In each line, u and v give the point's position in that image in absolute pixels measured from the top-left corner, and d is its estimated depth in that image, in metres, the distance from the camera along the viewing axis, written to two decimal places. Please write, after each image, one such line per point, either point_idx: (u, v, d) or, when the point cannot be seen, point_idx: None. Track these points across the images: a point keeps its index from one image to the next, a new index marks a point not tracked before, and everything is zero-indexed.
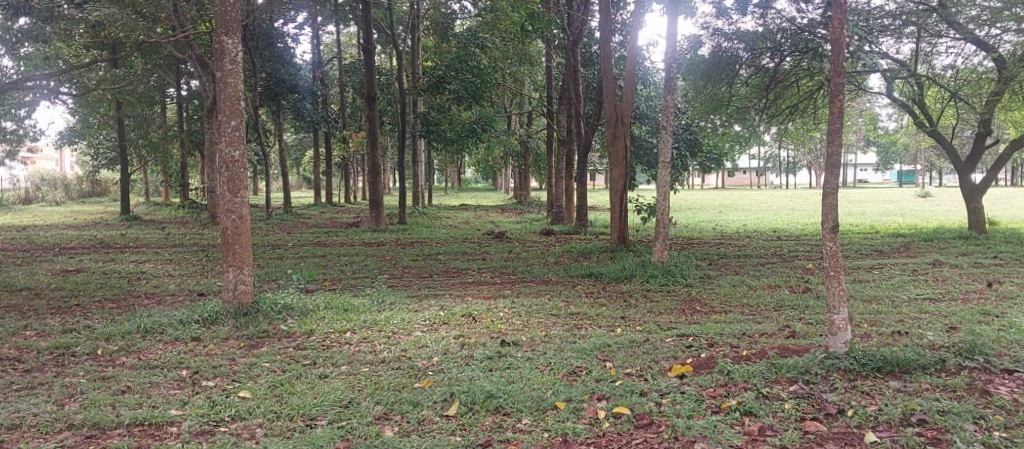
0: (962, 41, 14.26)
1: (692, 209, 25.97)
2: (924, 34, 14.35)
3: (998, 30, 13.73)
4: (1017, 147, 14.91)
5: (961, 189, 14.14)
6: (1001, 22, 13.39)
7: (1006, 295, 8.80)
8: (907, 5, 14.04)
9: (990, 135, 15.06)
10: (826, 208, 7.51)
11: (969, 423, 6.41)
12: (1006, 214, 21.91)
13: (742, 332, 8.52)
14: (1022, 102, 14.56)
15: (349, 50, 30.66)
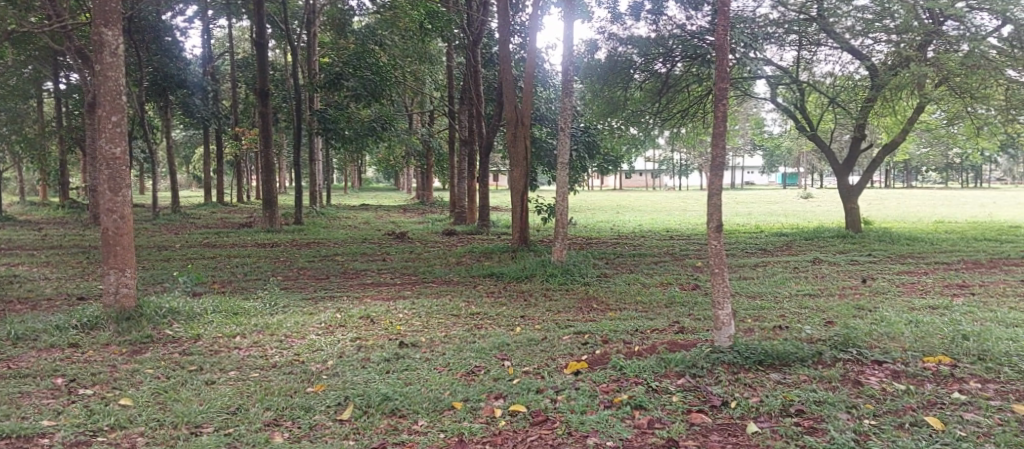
0: (840, 51, 15.00)
1: (592, 209, 26.49)
2: (804, 42, 14.95)
3: (871, 40, 14.39)
4: (889, 152, 15.88)
5: (838, 191, 14.87)
6: (874, 32, 14.11)
7: (877, 290, 9.35)
8: (790, 15, 14.73)
9: (865, 140, 16.04)
10: (711, 208, 7.81)
11: (842, 413, 6.73)
12: (879, 214, 23.35)
13: (635, 328, 8.72)
14: (893, 109, 15.48)
15: (242, 45, 29.80)
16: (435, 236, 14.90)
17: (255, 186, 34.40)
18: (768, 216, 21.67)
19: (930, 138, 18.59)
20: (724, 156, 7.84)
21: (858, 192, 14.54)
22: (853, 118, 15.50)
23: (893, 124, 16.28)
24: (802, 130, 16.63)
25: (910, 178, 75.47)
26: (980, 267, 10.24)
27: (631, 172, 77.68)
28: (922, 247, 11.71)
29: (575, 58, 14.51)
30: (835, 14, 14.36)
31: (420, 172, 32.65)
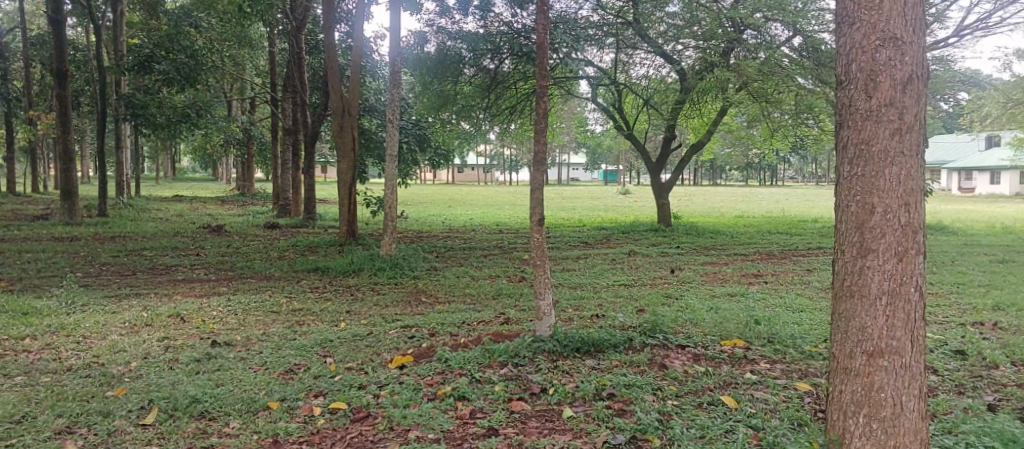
0: (656, 54, 15.96)
1: (422, 203, 26.58)
2: (622, 46, 15.81)
3: (681, 46, 15.39)
4: (696, 151, 17.23)
5: (651, 186, 15.74)
6: (683, 39, 15.07)
7: (684, 280, 10.00)
8: (608, 19, 15.43)
9: (675, 139, 17.41)
10: (533, 202, 8.00)
11: (649, 395, 7.07)
12: (687, 210, 25.15)
13: (462, 321, 8.77)
14: (698, 113, 16.89)
15: (36, 20, 27.16)
16: (256, 229, 14.34)
17: (51, 175, 31.51)
18: (588, 211, 22.67)
19: (733, 139, 20.30)
20: (545, 152, 8.03)
21: (668, 188, 15.48)
22: (665, 119, 16.70)
23: (700, 126, 17.83)
24: (619, 130, 17.74)
25: (717, 178, 82.09)
26: (771, 257, 11.22)
27: (462, 167, 78.84)
28: (723, 240, 12.68)
29: (405, 49, 14.27)
30: (648, 21, 15.10)
31: (241, 162, 31.34)
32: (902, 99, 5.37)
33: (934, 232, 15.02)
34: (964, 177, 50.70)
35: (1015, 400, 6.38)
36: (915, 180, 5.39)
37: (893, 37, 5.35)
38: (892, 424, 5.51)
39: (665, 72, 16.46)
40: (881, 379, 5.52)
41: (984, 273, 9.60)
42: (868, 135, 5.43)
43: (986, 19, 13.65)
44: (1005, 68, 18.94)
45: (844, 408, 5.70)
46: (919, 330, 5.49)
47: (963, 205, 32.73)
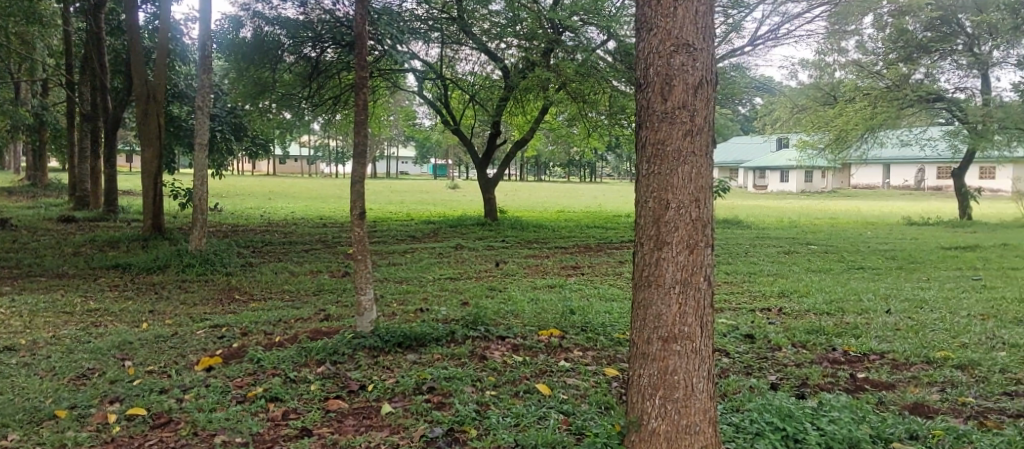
0: (479, 51, 16.21)
1: (241, 195, 25.51)
2: (447, 40, 15.77)
3: (504, 44, 15.64)
4: (521, 146, 18.07)
5: (479, 182, 16.07)
6: (507, 37, 15.28)
7: (508, 273, 10.23)
8: (433, 12, 15.23)
9: (500, 136, 18.22)
10: (354, 195, 7.81)
11: (468, 387, 6.99)
12: (511, 204, 25.99)
13: (278, 319, 8.48)
14: (520, 110, 17.68)
15: None
16: (47, 223, 13.14)
17: None
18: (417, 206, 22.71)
19: (555, 136, 21.12)
20: (366, 145, 7.89)
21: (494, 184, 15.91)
22: (489, 114, 17.36)
23: (522, 123, 19.03)
24: (446, 124, 18.37)
25: (543, 173, 85.12)
26: (589, 250, 11.70)
27: (289, 156, 76.52)
28: (545, 233, 13.10)
29: (219, 33, 14.10)
30: (473, 17, 15.21)
31: (29, 149, 28.67)
32: (693, 102, 5.53)
33: (731, 226, 16.38)
34: (758, 175, 55.70)
35: (794, 378, 6.98)
36: (704, 178, 5.56)
37: (686, 44, 5.52)
38: (683, 404, 5.63)
39: (489, 70, 17.01)
40: (675, 362, 5.62)
41: (772, 264, 10.51)
42: (663, 135, 5.56)
43: (774, 31, 14.82)
44: (795, 75, 20.91)
45: (643, 392, 5.75)
46: (707, 316, 5.65)
47: (756, 201, 35.88)
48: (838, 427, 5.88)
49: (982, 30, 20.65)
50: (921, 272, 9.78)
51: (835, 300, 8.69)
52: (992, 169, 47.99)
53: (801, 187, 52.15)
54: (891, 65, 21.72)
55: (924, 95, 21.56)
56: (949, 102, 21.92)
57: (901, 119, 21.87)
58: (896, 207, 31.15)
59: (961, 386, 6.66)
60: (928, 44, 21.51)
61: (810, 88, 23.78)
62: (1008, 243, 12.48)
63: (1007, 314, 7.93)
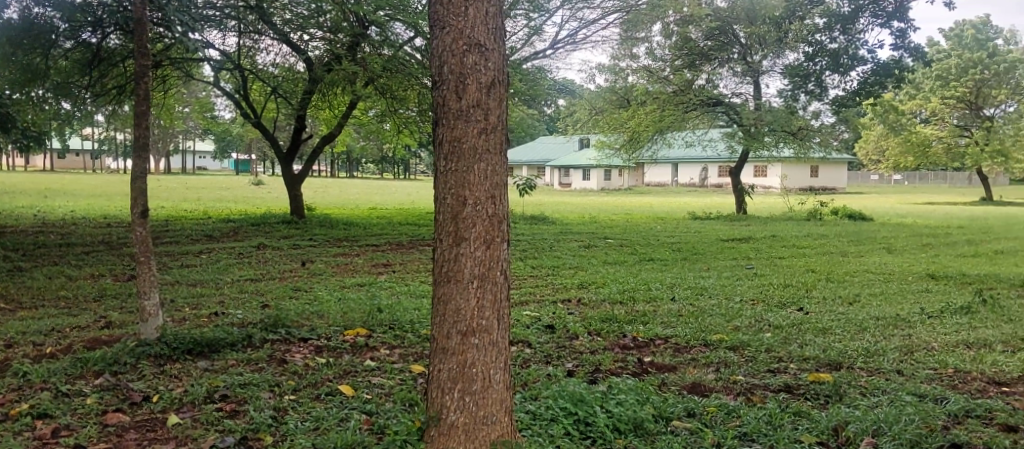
0: (281, 42, 15.67)
1: (12, 193, 23.08)
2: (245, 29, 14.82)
3: (306, 37, 15.51)
4: (328, 142, 17.96)
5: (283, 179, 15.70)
6: (310, 31, 15.14)
7: (313, 272, 10.01)
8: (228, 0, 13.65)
9: (304, 131, 18.03)
10: (135, 192, 7.29)
11: (265, 392, 6.44)
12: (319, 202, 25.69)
13: (50, 328, 7.75)
14: (326, 102, 17.65)
15: None
16: None
17: None
18: (216, 204, 21.60)
19: (368, 131, 21.00)
20: (148, 137, 7.40)
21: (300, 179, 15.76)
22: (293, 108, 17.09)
23: (330, 117, 19.39)
24: (246, 116, 17.95)
25: (353, 171, 84.23)
26: (399, 248, 11.76)
27: (70, 150, 70.16)
28: (355, 231, 13.11)
29: None
30: (272, 6, 14.20)
31: None
32: (487, 102, 5.21)
33: (537, 222, 17.08)
34: (562, 174, 58.40)
35: (588, 365, 7.02)
36: (500, 175, 5.25)
37: (477, 43, 5.20)
38: (481, 397, 5.29)
39: (292, 61, 16.76)
40: (473, 355, 5.27)
41: (574, 257, 11.01)
42: (460, 132, 5.18)
43: (573, 34, 15.69)
44: (592, 78, 22.17)
45: (442, 386, 5.35)
46: (503, 309, 5.36)
47: (556, 198, 37.80)
48: (625, 408, 6.07)
49: (753, 40, 23.00)
50: (702, 262, 10.63)
51: (627, 290, 9.24)
52: (764, 168, 53.69)
53: (600, 186, 55.42)
54: (678, 71, 23.82)
55: (705, 100, 23.85)
56: (728, 107, 24.20)
57: (686, 122, 24.20)
58: (684, 202, 34.02)
59: (733, 365, 7.08)
60: (707, 52, 23.78)
61: (606, 91, 25.01)
62: (775, 235, 13.86)
63: (773, 298, 8.74)
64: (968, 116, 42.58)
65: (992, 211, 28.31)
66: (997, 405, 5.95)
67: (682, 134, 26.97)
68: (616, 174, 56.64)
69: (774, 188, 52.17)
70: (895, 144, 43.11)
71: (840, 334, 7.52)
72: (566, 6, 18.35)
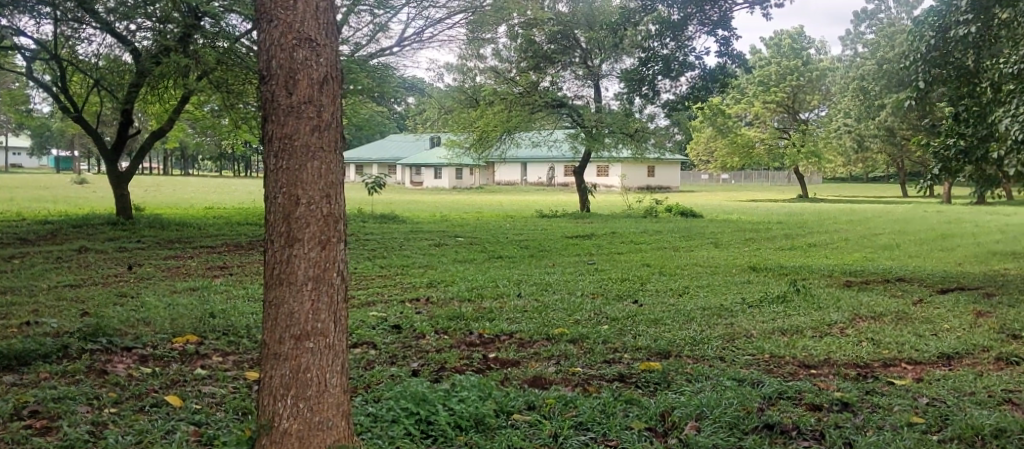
0: (104, 31, 14.79)
1: None
2: (62, 17, 13.99)
3: (133, 27, 14.73)
4: (158, 138, 17.09)
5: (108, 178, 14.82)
6: (135, 20, 14.36)
7: (141, 276, 9.48)
8: None
9: (131, 126, 17.05)
10: None
11: (81, 406, 5.91)
12: (151, 201, 24.88)
13: None
14: (155, 96, 16.79)
15: None
16: None
17: None
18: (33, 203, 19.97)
19: (208, 127, 20.14)
20: None
21: (126, 178, 15.11)
22: (119, 101, 16.14)
23: (159, 112, 18.48)
24: (66, 111, 16.76)
25: (192, 168, 80.35)
26: (238, 249, 11.45)
27: None
28: (189, 232, 12.66)
29: None
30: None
31: None
32: (320, 98, 4.69)
33: (386, 221, 16.99)
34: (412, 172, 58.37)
35: (434, 363, 6.70)
36: (335, 173, 4.74)
37: (307, 38, 4.66)
38: (317, 402, 4.80)
39: (118, 51, 15.70)
40: (307, 359, 4.76)
41: (423, 256, 11.05)
42: (291, 128, 4.64)
43: (419, 33, 15.94)
44: (439, 78, 22.34)
45: (274, 391, 4.81)
46: (341, 310, 4.88)
47: (404, 195, 37.81)
48: (467, 406, 5.79)
49: (592, 45, 24.03)
50: (548, 259, 10.95)
51: (476, 287, 9.33)
52: (605, 168, 56.24)
53: (452, 184, 55.88)
54: (524, 73, 24.49)
55: (549, 101, 24.95)
56: (571, 108, 25.40)
57: (533, 123, 25.15)
58: (532, 201, 35.05)
59: (572, 358, 7.09)
60: (551, 55, 24.47)
61: (454, 91, 25.06)
62: (616, 232, 14.50)
63: (611, 291, 9.13)
64: (786, 118, 46.68)
65: (807, 207, 30.95)
66: (806, 386, 6.36)
67: (528, 134, 27.79)
68: (468, 174, 57.31)
69: (615, 187, 54.78)
70: (723, 144, 46.22)
71: (671, 324, 7.90)
72: (412, 4, 18.30)
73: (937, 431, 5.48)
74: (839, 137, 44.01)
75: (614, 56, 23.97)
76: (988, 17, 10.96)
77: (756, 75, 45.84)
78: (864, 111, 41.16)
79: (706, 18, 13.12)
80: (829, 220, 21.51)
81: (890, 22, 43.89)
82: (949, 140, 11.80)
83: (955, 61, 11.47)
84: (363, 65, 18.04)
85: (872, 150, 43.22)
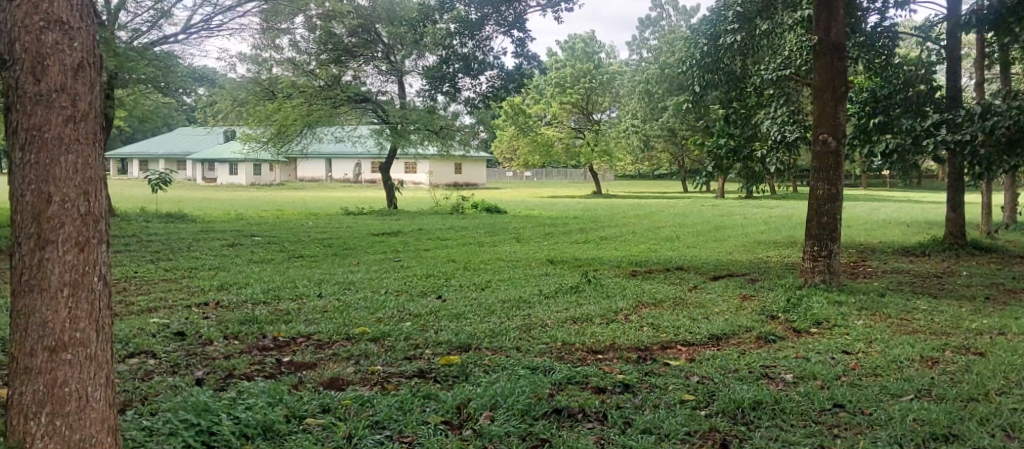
0: None
1: None
2: None
3: None
4: None
5: None
6: None
7: None
8: None
9: None
10: None
11: None
12: None
13: None
14: None
15: None
16: None
17: None
18: None
19: None
20: None
21: None
22: None
23: None
24: None
25: None
26: None
27: None
28: None
29: None
30: None
31: None
32: (73, 87, 4.03)
33: (172, 220, 16.04)
34: (206, 168, 55.69)
35: (221, 371, 6.34)
36: (94, 168, 4.11)
37: (58, 21, 3.99)
38: (76, 419, 4.15)
39: None
40: (65, 373, 4.10)
41: (215, 257, 10.53)
42: (39, 120, 3.95)
43: (207, 20, 15.28)
44: (231, 68, 21.42)
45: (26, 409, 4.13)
46: (104, 317, 4.23)
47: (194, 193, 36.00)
48: (254, 413, 5.39)
49: (394, 41, 24.09)
50: (351, 257, 10.84)
51: (272, 288, 9.00)
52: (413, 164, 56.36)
53: (249, 180, 53.57)
54: (323, 66, 24.17)
55: (351, 96, 24.77)
56: (375, 104, 25.35)
57: (334, 117, 24.61)
58: (335, 197, 34.39)
59: (372, 356, 6.91)
60: (352, 49, 24.24)
61: (249, 82, 24.50)
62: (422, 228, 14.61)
63: (414, 288, 9.16)
64: (581, 119, 48.88)
65: (601, 203, 32.76)
66: (592, 370, 6.70)
67: (330, 130, 27.54)
68: (268, 169, 55.52)
69: (422, 184, 55.03)
70: (525, 143, 47.96)
71: (472, 318, 8.07)
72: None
73: (704, 407, 5.95)
74: (628, 137, 46.85)
75: (416, 53, 24.13)
76: (750, 28, 12.20)
77: (553, 76, 47.90)
78: (649, 113, 44.00)
79: (502, 19, 13.58)
80: (618, 214, 22.94)
81: (671, 29, 47.39)
82: (720, 140, 13.21)
83: (725, 67, 12.54)
84: (143, 52, 17.14)
85: (657, 149, 46.49)
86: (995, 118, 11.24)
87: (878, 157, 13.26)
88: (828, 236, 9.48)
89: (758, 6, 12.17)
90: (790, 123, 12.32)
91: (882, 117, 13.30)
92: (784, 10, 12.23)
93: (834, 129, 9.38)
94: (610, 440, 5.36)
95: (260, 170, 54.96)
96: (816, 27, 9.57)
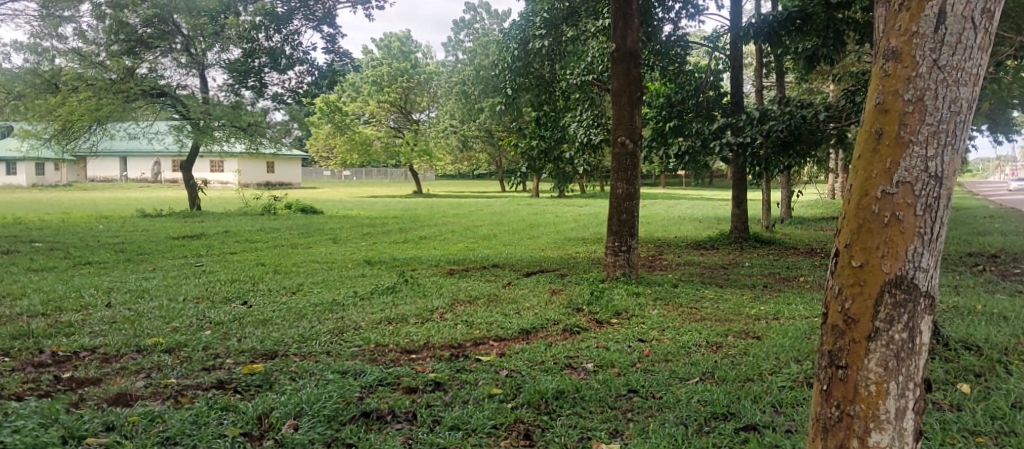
0: None
1: None
2: None
3: None
4: None
5: None
6: None
7: None
8: None
9: None
10: None
11: None
12: None
13: None
14: None
15: None
16: None
17: None
18: None
19: None
20: None
21: None
22: None
23: None
24: None
25: None
26: None
27: None
28: None
29: None
30: None
31: None
32: None
33: None
34: None
35: None
36: None
37: None
38: None
39: None
40: None
41: None
42: None
43: None
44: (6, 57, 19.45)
45: None
46: None
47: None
48: (22, 436, 4.89)
49: (195, 33, 22.96)
50: (147, 263, 10.17)
51: (53, 299, 8.26)
52: (220, 162, 54.28)
53: (32, 181, 49.08)
54: (115, 58, 22.56)
55: (148, 90, 23.57)
56: (173, 98, 24.39)
57: (129, 112, 23.53)
58: (128, 198, 32.94)
59: (166, 368, 6.51)
60: (147, 39, 22.74)
61: (27, 73, 22.00)
62: (227, 230, 13.97)
63: (218, 294, 8.75)
64: (400, 118, 49.18)
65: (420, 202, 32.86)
66: (404, 370, 6.68)
67: (122, 126, 25.89)
68: (53, 168, 51.04)
69: (230, 184, 52.87)
70: (342, 143, 47.71)
71: (279, 324, 7.81)
72: None
73: (511, 399, 6.11)
74: (447, 137, 46.77)
75: (219, 45, 23.11)
76: (557, 33, 12.78)
77: (369, 74, 47.45)
78: (466, 114, 44.03)
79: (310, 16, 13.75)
80: (438, 213, 23.11)
81: (483, 31, 47.90)
82: (532, 141, 13.66)
83: (535, 71, 13.02)
84: None
85: (474, 149, 46.92)
86: (772, 123, 12.48)
87: (673, 158, 14.25)
88: (628, 233, 10.04)
89: (564, 13, 12.77)
90: (595, 126, 13.26)
91: (677, 121, 14.25)
92: (587, 18, 13.13)
93: (631, 132, 9.96)
94: (417, 440, 5.36)
95: (44, 170, 50.39)
96: (614, 34, 10.10)
